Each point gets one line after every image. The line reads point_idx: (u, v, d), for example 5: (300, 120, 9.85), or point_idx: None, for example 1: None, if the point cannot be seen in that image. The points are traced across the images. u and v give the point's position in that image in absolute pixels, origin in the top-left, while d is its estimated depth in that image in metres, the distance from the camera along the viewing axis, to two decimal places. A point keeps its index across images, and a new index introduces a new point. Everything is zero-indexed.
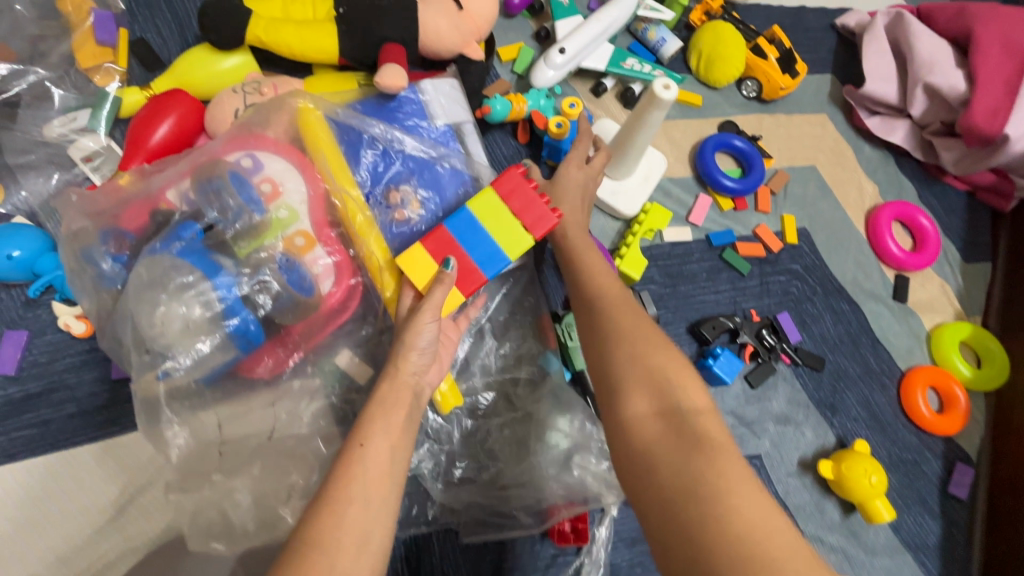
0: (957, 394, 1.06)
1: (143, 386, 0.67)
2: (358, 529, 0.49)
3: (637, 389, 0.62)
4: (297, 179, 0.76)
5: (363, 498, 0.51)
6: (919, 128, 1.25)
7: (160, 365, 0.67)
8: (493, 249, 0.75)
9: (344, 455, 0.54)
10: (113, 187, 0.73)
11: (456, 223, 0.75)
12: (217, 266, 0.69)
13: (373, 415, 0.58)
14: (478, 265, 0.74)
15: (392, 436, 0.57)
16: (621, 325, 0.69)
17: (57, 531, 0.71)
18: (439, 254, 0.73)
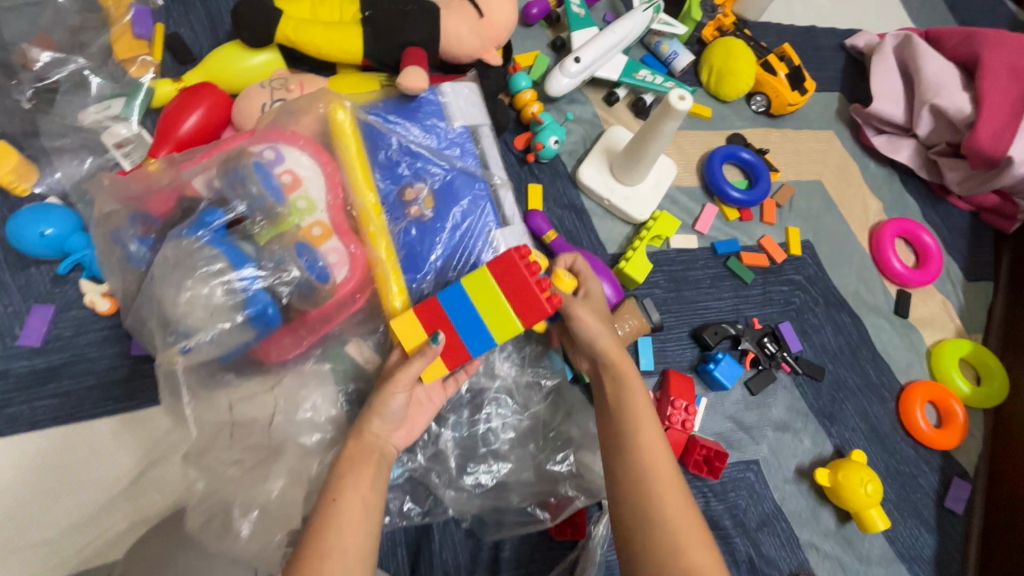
0: (955, 410, 1.07)
1: (165, 359, 0.70)
2: (337, 573, 0.57)
3: (639, 508, 0.64)
4: (320, 176, 0.77)
5: (341, 547, 0.58)
6: (925, 148, 1.27)
7: (183, 342, 0.70)
8: (481, 332, 0.70)
9: (319, 508, 0.61)
10: (141, 174, 0.75)
11: (449, 296, 0.71)
12: (242, 255, 0.72)
13: (342, 470, 0.65)
14: (464, 345, 0.70)
15: (363, 488, 0.64)
16: (635, 430, 0.69)
17: (73, 499, 0.73)
18: (429, 325, 0.71)
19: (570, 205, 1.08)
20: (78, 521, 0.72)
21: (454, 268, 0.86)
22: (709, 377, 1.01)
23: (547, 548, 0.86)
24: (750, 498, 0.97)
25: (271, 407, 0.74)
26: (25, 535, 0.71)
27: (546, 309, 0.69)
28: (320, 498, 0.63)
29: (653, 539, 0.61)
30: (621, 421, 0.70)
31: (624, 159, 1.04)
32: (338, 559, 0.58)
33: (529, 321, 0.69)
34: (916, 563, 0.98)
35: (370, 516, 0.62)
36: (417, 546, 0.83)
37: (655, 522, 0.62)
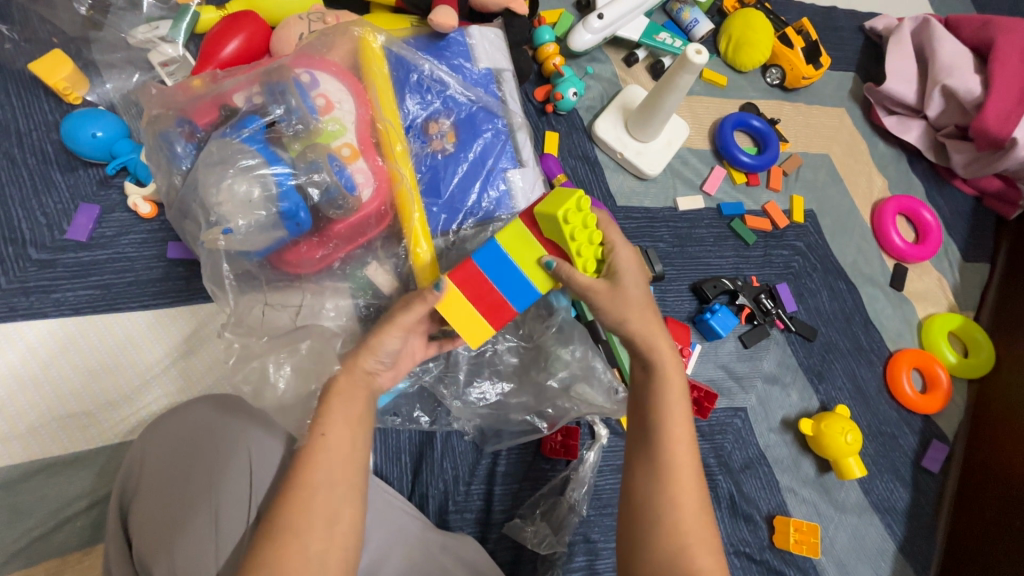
0: (939, 375, 1.12)
1: (208, 240, 0.75)
2: (327, 510, 0.58)
3: (658, 484, 0.64)
4: (350, 101, 0.83)
5: (329, 483, 0.59)
6: (934, 130, 1.30)
7: (224, 223, 0.75)
8: (524, 280, 0.71)
9: (307, 444, 0.60)
10: (186, 86, 0.81)
11: (484, 256, 0.71)
12: (277, 156, 0.78)
13: (336, 407, 0.63)
14: (512, 301, 0.72)
15: (351, 418, 0.63)
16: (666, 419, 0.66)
17: (109, 380, 0.79)
18: (471, 293, 0.71)
19: (584, 157, 1.13)
20: (114, 399, 0.79)
21: (471, 197, 0.93)
22: (705, 327, 1.06)
23: (541, 469, 0.92)
24: (735, 442, 1.02)
25: (296, 303, 0.80)
26: (65, 407, 0.77)
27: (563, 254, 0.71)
28: (307, 434, 0.62)
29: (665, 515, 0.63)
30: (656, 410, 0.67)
31: (639, 115, 1.08)
32: (329, 492, 0.59)
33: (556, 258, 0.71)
34: (889, 515, 1.03)
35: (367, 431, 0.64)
36: (420, 452, 0.90)
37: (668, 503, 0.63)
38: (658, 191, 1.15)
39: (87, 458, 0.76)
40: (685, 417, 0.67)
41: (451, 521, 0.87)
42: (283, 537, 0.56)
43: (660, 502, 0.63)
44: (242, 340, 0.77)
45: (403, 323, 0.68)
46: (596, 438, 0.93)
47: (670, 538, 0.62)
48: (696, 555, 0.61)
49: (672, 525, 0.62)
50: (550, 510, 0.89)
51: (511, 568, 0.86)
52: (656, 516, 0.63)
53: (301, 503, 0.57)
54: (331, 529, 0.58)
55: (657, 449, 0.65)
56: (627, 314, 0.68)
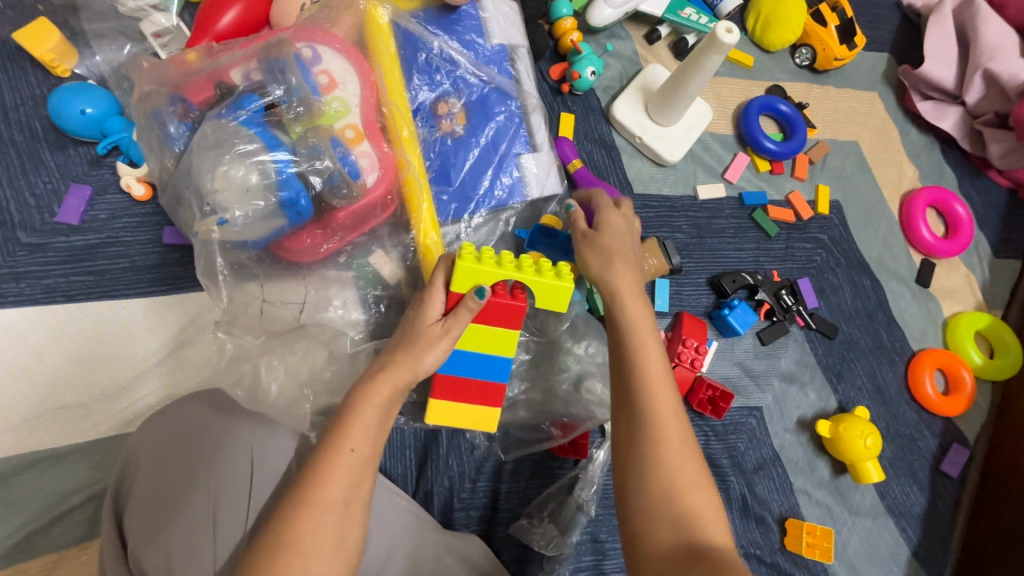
0: (963, 378, 1.07)
1: (203, 229, 0.71)
2: (337, 527, 0.56)
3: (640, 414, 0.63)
4: (354, 79, 0.78)
5: (344, 502, 0.57)
6: (972, 118, 1.23)
7: (220, 212, 0.71)
8: (497, 360, 0.75)
9: (332, 458, 0.58)
10: (179, 59, 0.75)
11: (453, 363, 0.73)
12: (277, 140, 0.73)
13: (355, 418, 0.60)
14: (493, 379, 0.76)
15: (371, 428, 0.60)
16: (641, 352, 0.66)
17: (105, 370, 0.77)
18: (459, 397, 0.75)
19: (600, 141, 1.07)
20: (110, 390, 0.76)
21: (483, 184, 0.88)
22: (722, 323, 1.02)
23: (549, 468, 0.90)
24: (749, 442, 0.99)
25: (300, 299, 0.77)
26: (59, 398, 0.74)
27: (523, 305, 0.70)
28: (330, 445, 0.59)
29: (648, 440, 0.61)
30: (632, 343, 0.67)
31: (661, 98, 1.02)
32: (334, 514, 0.56)
33: (518, 323, 0.72)
34: (903, 519, 1.01)
35: (382, 435, 0.62)
36: (425, 448, 0.87)
37: (652, 428, 0.62)
38: (678, 178, 1.09)
39: (84, 451, 0.74)
40: (660, 357, 0.67)
41: (456, 519, 0.85)
42: (286, 554, 0.54)
43: (643, 443, 0.61)
44: (236, 341, 0.72)
45: (443, 340, 0.64)
46: (607, 437, 0.90)
47: (659, 477, 0.60)
48: (686, 491, 0.59)
49: (660, 460, 0.60)
50: (557, 510, 0.87)
51: (517, 567, 0.84)
52: (640, 454, 0.61)
53: (301, 505, 0.56)
54: (339, 548, 0.56)
55: (633, 389, 0.64)
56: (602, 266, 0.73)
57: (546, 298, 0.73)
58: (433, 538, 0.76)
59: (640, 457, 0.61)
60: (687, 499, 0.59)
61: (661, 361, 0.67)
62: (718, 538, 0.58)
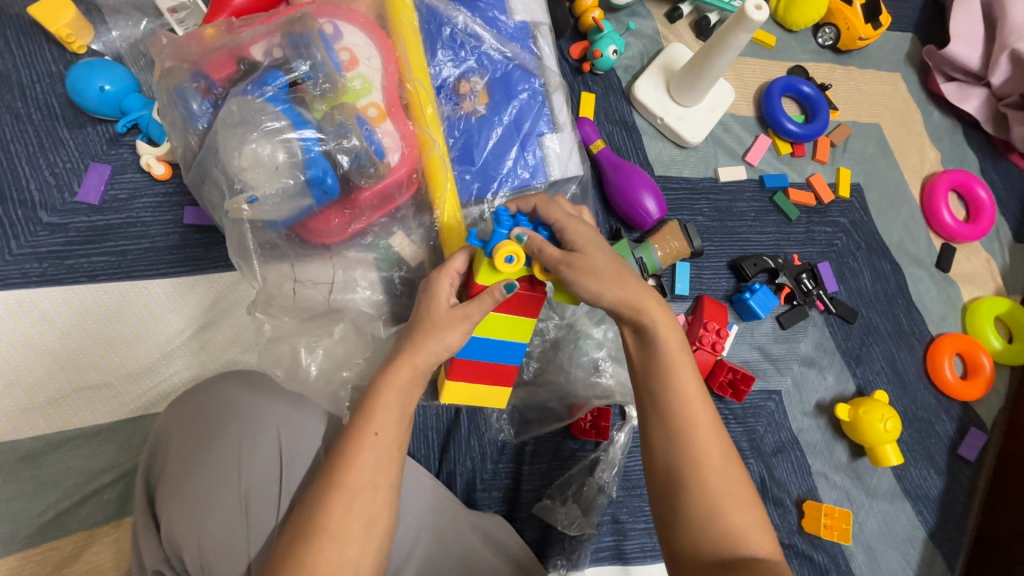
0: (982, 361, 1.07)
1: (234, 208, 0.70)
2: (366, 511, 0.56)
3: (674, 439, 0.60)
4: (375, 56, 0.77)
5: (371, 485, 0.57)
6: (996, 100, 1.21)
7: (250, 191, 0.70)
8: (515, 345, 0.76)
9: (359, 441, 0.58)
10: (198, 35, 0.74)
11: (470, 350, 0.74)
12: (303, 118, 0.72)
13: (376, 403, 0.60)
14: (508, 362, 0.77)
15: (394, 410, 0.61)
16: (669, 372, 0.62)
17: (130, 350, 0.77)
18: (475, 379, 0.77)
19: (621, 121, 1.05)
20: (135, 370, 0.76)
21: (506, 165, 0.87)
22: (743, 306, 1.01)
23: (570, 449, 0.90)
24: (768, 425, 0.99)
25: (328, 280, 0.76)
26: (86, 378, 0.74)
27: (541, 295, 0.72)
28: (356, 428, 0.59)
29: (686, 463, 0.59)
30: (662, 363, 0.63)
31: (684, 77, 1.00)
32: (366, 497, 0.56)
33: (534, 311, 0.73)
34: (920, 502, 1.01)
35: (404, 419, 0.62)
36: (448, 431, 0.87)
37: (689, 454, 0.59)
38: (698, 160, 1.08)
39: (111, 430, 0.74)
40: (689, 370, 0.63)
41: (479, 499, 0.85)
42: (320, 538, 0.54)
43: (682, 465, 0.59)
44: (274, 321, 0.74)
45: (462, 321, 0.63)
46: (628, 420, 0.90)
47: (699, 500, 0.57)
48: (731, 513, 0.56)
49: (701, 479, 0.58)
50: (579, 491, 0.87)
51: (540, 547, 0.85)
52: (679, 482, 0.58)
53: (336, 485, 0.56)
54: (370, 532, 0.56)
55: (668, 404, 0.61)
56: (601, 286, 0.62)
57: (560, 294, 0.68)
58: (459, 518, 0.76)
59: (681, 484, 0.58)
60: (734, 519, 0.56)
61: (692, 374, 0.63)
62: (768, 553, 0.56)
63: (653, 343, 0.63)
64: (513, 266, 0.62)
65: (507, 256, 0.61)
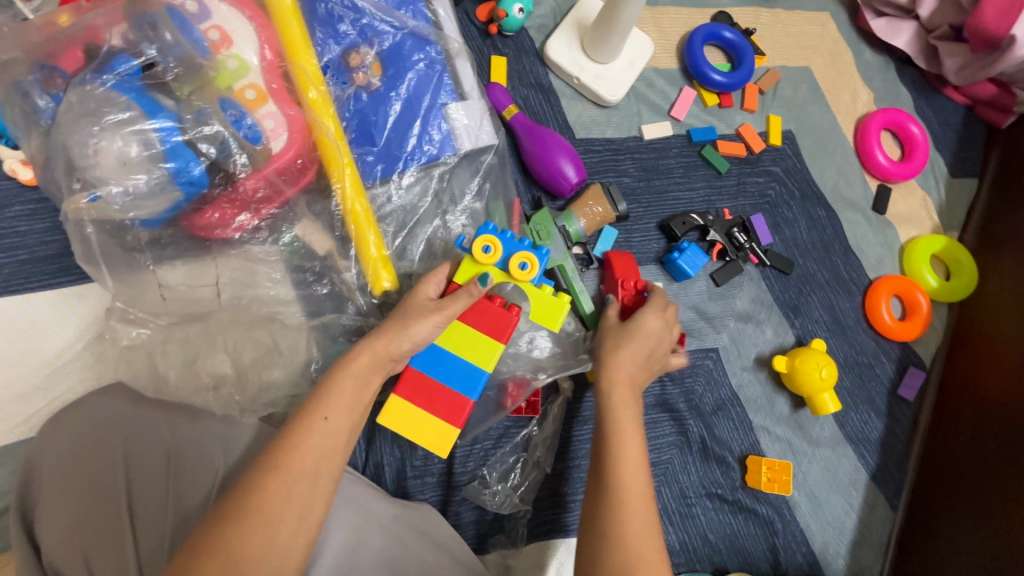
0: (919, 301, 1.06)
1: (74, 208, 0.65)
2: (302, 500, 0.53)
3: (604, 491, 0.58)
4: (246, 34, 0.73)
5: (313, 472, 0.54)
6: (926, 33, 1.18)
7: (93, 190, 0.65)
8: (472, 372, 0.73)
9: (305, 425, 0.56)
10: (46, 21, 0.68)
11: (423, 359, 0.72)
12: (158, 106, 0.67)
13: (327, 388, 0.59)
14: (462, 390, 0.72)
15: (347, 398, 0.59)
16: (618, 425, 0.62)
17: (15, 369, 0.72)
18: (419, 401, 0.71)
19: (537, 84, 1.01)
20: (23, 390, 0.72)
21: (410, 141, 0.82)
22: (673, 267, 0.99)
23: (503, 427, 0.88)
24: (707, 384, 0.98)
25: (214, 280, 0.72)
26: None
27: (514, 316, 0.74)
28: (303, 414, 0.57)
29: (610, 513, 0.56)
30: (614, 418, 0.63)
31: (596, 32, 0.95)
32: (304, 484, 0.53)
33: (503, 336, 0.73)
34: (862, 445, 1.02)
35: (357, 407, 0.59)
36: (373, 421, 0.84)
37: (615, 504, 0.56)
38: (622, 119, 1.04)
39: (1, 456, 0.70)
40: (636, 431, 0.62)
41: (410, 487, 0.84)
42: (250, 519, 0.50)
43: (605, 518, 0.56)
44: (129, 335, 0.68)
45: (433, 313, 0.66)
46: (561, 393, 0.89)
47: (615, 551, 0.54)
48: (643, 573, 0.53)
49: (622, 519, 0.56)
50: (514, 468, 0.86)
51: (475, 530, 0.84)
52: (598, 533, 0.56)
53: (273, 468, 0.53)
54: (302, 523, 0.52)
55: (609, 448, 0.60)
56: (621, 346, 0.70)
57: (540, 313, 0.78)
58: (382, 509, 0.73)
59: (599, 535, 0.56)
60: None
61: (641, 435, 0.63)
62: None
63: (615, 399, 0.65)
64: (488, 256, 0.74)
65: (484, 245, 0.74)
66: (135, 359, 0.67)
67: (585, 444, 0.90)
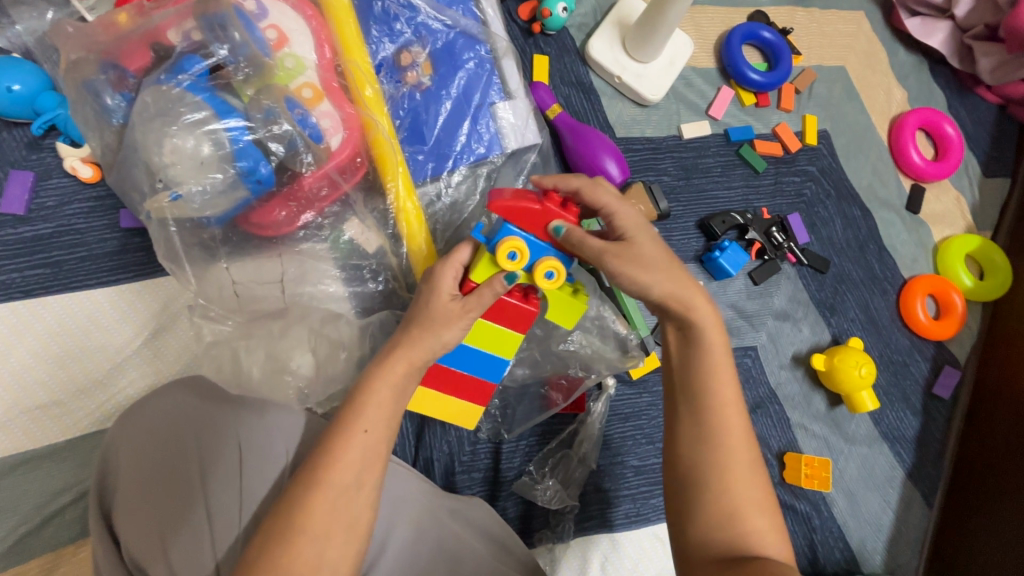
0: (954, 300, 1.07)
1: (155, 206, 0.67)
2: (347, 513, 0.53)
3: (704, 435, 0.57)
4: (305, 32, 0.73)
5: (355, 485, 0.54)
6: (960, 32, 1.18)
7: (173, 187, 0.66)
8: (495, 361, 0.76)
9: (345, 438, 0.55)
10: (109, 21, 0.68)
11: (451, 358, 0.74)
12: (228, 106, 0.67)
13: (365, 399, 0.57)
14: (484, 376, 0.76)
15: (384, 407, 0.58)
16: (705, 367, 0.59)
17: (77, 365, 0.73)
18: (440, 387, 0.76)
19: (577, 83, 1.01)
20: (86, 385, 0.73)
21: (459, 139, 0.83)
22: (714, 266, 1.00)
23: (546, 422, 0.89)
24: (746, 381, 0.99)
25: (278, 277, 0.73)
26: (34, 398, 0.71)
27: (534, 308, 0.73)
28: (342, 425, 0.56)
29: (711, 459, 0.56)
30: (705, 360, 0.60)
31: (638, 31, 0.96)
32: (348, 497, 0.53)
33: (523, 327, 0.74)
34: (898, 443, 1.03)
35: (395, 419, 0.59)
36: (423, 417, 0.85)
37: (715, 446, 0.57)
38: (661, 118, 1.04)
39: (67, 450, 0.71)
40: (728, 372, 0.60)
41: (459, 482, 0.85)
42: (296, 538, 0.50)
43: (708, 463, 0.56)
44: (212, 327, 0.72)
45: (461, 318, 0.63)
46: (604, 389, 0.90)
47: (719, 497, 0.55)
48: (749, 515, 0.55)
49: (723, 492, 0.55)
50: (560, 462, 0.88)
51: (523, 523, 0.85)
52: (700, 481, 0.56)
53: (315, 484, 0.53)
54: (351, 535, 0.53)
55: (700, 396, 0.59)
56: (648, 275, 0.61)
57: (558, 310, 0.74)
58: (437, 502, 0.74)
59: (702, 479, 0.56)
60: (751, 524, 0.54)
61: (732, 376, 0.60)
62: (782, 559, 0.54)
63: (695, 337, 0.61)
64: (515, 263, 0.66)
65: (509, 251, 0.65)
66: (221, 353, 0.72)
67: (627, 440, 0.91)
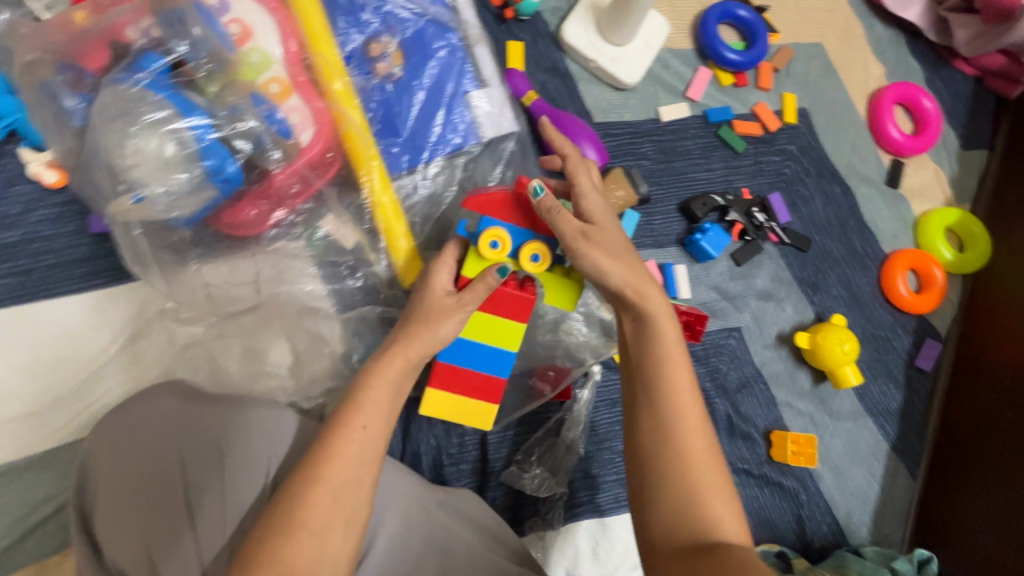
0: (935, 274, 1.08)
1: (120, 208, 0.66)
2: (348, 506, 0.53)
3: (662, 423, 0.57)
4: (268, 25, 0.71)
5: (355, 478, 0.54)
6: (935, 5, 1.18)
7: (137, 189, 0.65)
8: (501, 353, 0.75)
9: (343, 435, 0.55)
10: (64, 19, 0.66)
11: (452, 354, 0.74)
12: (191, 104, 0.66)
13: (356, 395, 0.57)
14: (493, 371, 0.75)
15: (383, 405, 0.58)
16: (659, 358, 0.60)
17: (51, 374, 0.72)
18: (451, 387, 0.75)
19: (553, 68, 1.00)
20: (61, 395, 0.72)
21: (435, 129, 0.82)
22: (695, 249, 0.99)
23: (533, 412, 0.89)
24: (730, 362, 1.00)
25: (253, 277, 0.74)
26: (8, 410, 0.70)
27: (531, 296, 0.72)
28: (341, 426, 0.55)
29: (669, 447, 0.56)
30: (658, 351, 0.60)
31: (613, 14, 0.95)
32: (349, 491, 0.53)
33: (524, 316, 0.73)
34: (882, 417, 1.04)
35: (392, 415, 0.58)
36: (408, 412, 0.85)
37: (668, 434, 0.56)
38: (639, 101, 1.04)
39: (44, 460, 0.70)
40: (682, 362, 0.60)
41: (447, 475, 0.85)
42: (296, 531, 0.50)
43: (666, 449, 0.56)
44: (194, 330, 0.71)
45: (458, 312, 0.65)
46: (590, 376, 0.90)
47: (680, 481, 0.54)
48: (709, 499, 0.54)
49: (681, 476, 0.55)
50: (548, 451, 0.88)
51: (512, 513, 0.86)
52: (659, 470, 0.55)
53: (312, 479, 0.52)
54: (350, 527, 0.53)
55: (652, 385, 0.58)
56: (612, 264, 0.63)
57: (554, 294, 0.74)
58: (425, 495, 0.74)
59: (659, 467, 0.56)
60: (709, 508, 0.53)
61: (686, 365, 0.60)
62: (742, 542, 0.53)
63: (649, 327, 0.61)
64: (498, 251, 0.70)
65: (490, 241, 0.69)
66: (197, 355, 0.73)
67: (615, 426, 0.91)
